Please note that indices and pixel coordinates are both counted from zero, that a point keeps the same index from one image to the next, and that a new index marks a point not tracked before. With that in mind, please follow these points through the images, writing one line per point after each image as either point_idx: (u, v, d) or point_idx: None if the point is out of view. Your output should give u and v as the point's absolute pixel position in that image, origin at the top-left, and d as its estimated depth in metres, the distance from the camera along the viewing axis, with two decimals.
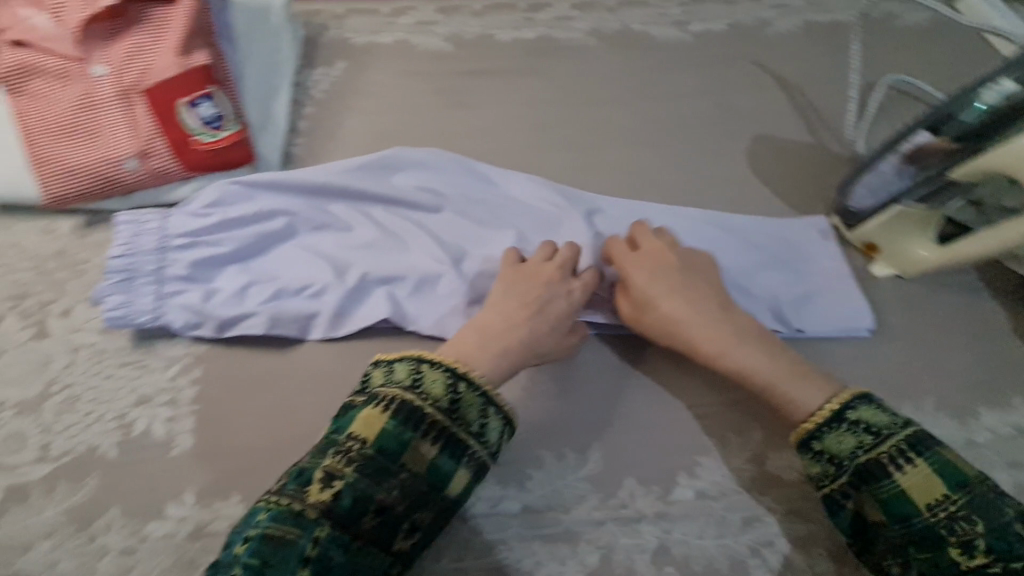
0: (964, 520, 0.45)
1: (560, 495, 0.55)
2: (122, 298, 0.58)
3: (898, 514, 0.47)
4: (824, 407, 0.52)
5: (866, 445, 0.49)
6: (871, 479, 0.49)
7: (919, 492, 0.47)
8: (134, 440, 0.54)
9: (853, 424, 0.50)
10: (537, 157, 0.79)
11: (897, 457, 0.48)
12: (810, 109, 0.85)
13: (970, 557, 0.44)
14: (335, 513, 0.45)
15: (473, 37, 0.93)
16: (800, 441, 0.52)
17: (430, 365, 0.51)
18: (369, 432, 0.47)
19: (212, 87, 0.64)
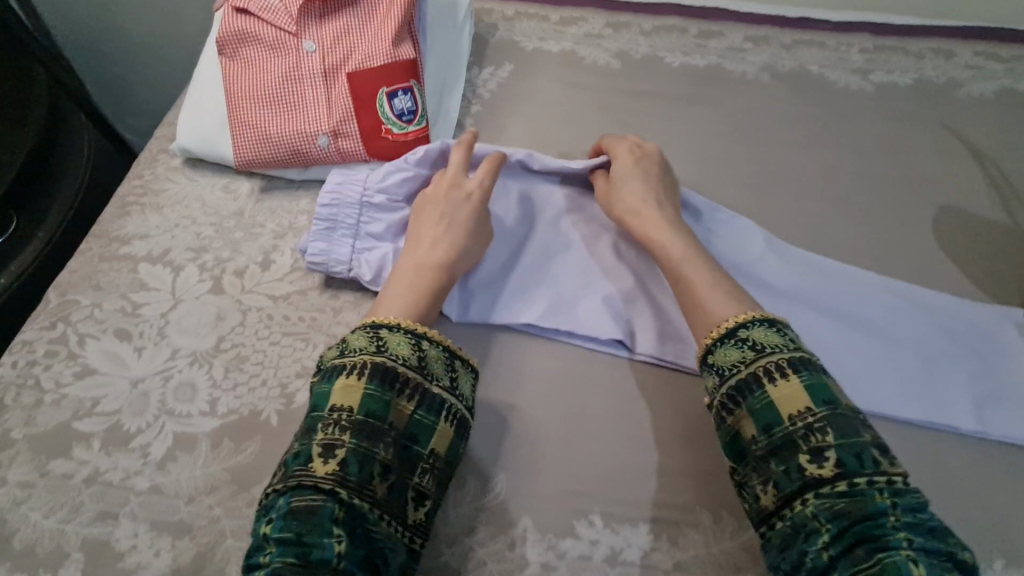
0: (818, 431, 0.43)
1: (716, 560, 0.49)
2: (323, 246, 0.62)
3: (767, 426, 0.45)
4: (725, 323, 0.51)
5: (748, 359, 0.48)
6: (746, 391, 0.47)
7: (783, 402, 0.45)
8: (294, 411, 0.55)
9: (742, 341, 0.49)
10: (702, 190, 0.75)
11: (773, 369, 0.46)
12: (1005, 185, 0.77)
13: (819, 467, 0.42)
14: (348, 481, 0.43)
15: (640, 57, 0.91)
16: (701, 349, 0.51)
17: (388, 329, 0.49)
18: (350, 401, 0.45)
19: (412, 83, 0.66)
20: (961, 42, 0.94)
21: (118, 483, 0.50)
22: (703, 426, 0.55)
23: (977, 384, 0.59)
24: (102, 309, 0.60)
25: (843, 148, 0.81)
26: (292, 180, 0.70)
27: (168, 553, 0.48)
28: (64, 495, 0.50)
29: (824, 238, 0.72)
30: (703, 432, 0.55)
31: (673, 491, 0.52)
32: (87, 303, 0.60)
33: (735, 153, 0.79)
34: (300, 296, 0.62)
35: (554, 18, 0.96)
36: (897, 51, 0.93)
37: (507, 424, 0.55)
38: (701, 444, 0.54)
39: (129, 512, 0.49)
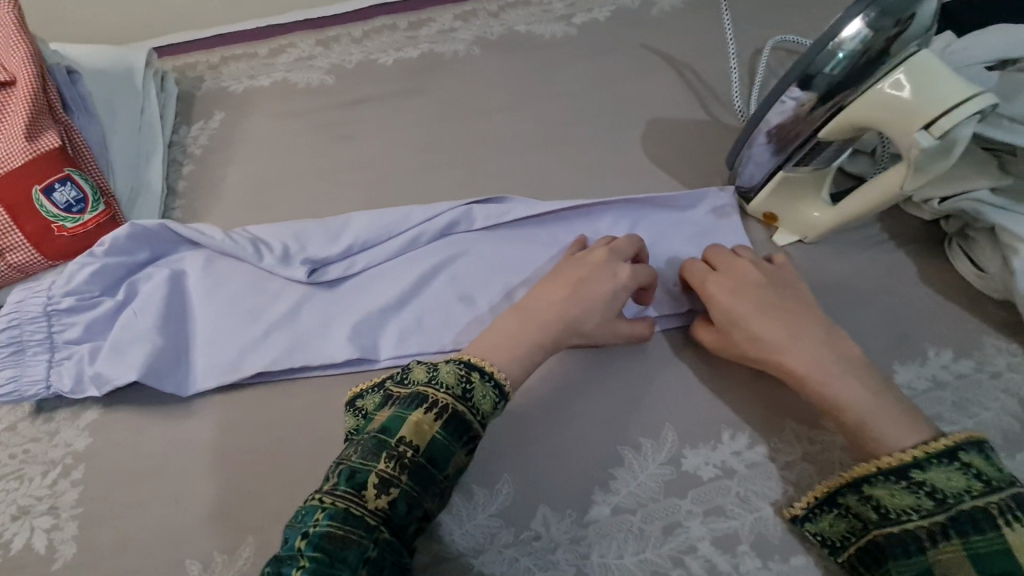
0: None
1: (470, 537, 0.49)
2: (12, 372, 0.57)
3: (1003, 575, 0.40)
4: (936, 439, 0.45)
5: (975, 491, 0.42)
6: (969, 528, 0.41)
7: (1021, 552, 0.40)
8: (14, 558, 0.50)
9: (965, 466, 0.43)
10: (429, 178, 0.76)
11: (1007, 512, 0.41)
12: (701, 86, 0.83)
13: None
14: (392, 521, 0.42)
15: (355, 66, 0.90)
16: (898, 460, 0.45)
17: (479, 374, 0.48)
18: (420, 439, 0.45)
19: (68, 170, 0.62)
20: None
21: None
22: None
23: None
24: None
25: (559, 96, 0.84)
26: None
27: None
28: None
29: (548, 186, 0.75)
30: None
31: None
32: None
33: (457, 133, 0.80)
34: (9, 432, 0.57)
35: (261, 52, 0.92)
36: None
37: (252, 484, 0.53)
38: None
39: None
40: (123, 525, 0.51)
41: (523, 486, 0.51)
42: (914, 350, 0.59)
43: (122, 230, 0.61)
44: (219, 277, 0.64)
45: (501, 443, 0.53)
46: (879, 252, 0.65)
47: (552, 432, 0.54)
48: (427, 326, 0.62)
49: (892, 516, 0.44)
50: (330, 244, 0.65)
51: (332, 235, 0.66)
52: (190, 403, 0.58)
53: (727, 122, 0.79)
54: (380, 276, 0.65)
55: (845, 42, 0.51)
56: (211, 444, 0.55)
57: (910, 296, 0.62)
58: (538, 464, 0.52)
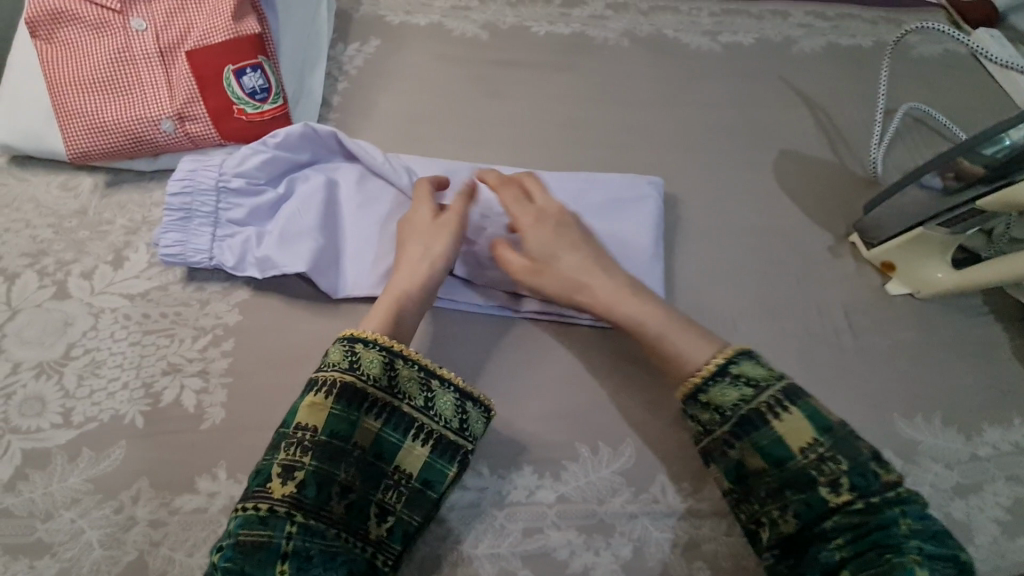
0: (831, 461, 0.45)
1: (594, 487, 0.53)
2: (179, 237, 0.59)
3: (779, 459, 0.46)
4: (711, 361, 0.51)
5: (746, 397, 0.48)
6: (751, 427, 0.48)
7: (791, 437, 0.47)
8: (163, 410, 0.52)
9: (734, 375, 0.49)
10: (571, 153, 0.79)
11: (774, 407, 0.47)
12: (832, 130, 0.87)
13: (838, 495, 0.44)
14: (303, 503, 0.44)
15: (507, 27, 0.92)
16: (693, 381, 0.50)
17: (363, 344, 0.50)
18: (315, 419, 0.47)
19: (261, 59, 0.63)
20: (795, 3, 1.02)
21: None
22: (577, 373, 0.59)
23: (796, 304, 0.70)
24: None
25: (698, 107, 0.87)
26: (142, 171, 0.66)
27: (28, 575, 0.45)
28: None
29: (681, 188, 0.78)
30: (578, 379, 0.58)
31: (552, 433, 0.55)
32: None
33: (600, 118, 0.83)
34: (162, 292, 0.59)
35: None
36: (741, 13, 1.00)
37: None
38: (576, 392, 0.58)
39: None
40: (269, 404, 0.54)
41: (644, 452, 0.55)
42: (1000, 415, 0.64)
43: (296, 127, 0.62)
44: (375, 194, 0.64)
45: (628, 411, 0.57)
46: (982, 321, 0.70)
47: (675, 410, 0.57)
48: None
49: (705, 433, 0.50)
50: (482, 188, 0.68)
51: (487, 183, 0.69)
52: (336, 306, 0.60)
53: (854, 169, 0.83)
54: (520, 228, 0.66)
55: (1014, 131, 0.58)
56: None
57: (1003, 367, 0.67)
58: (661, 437, 0.56)
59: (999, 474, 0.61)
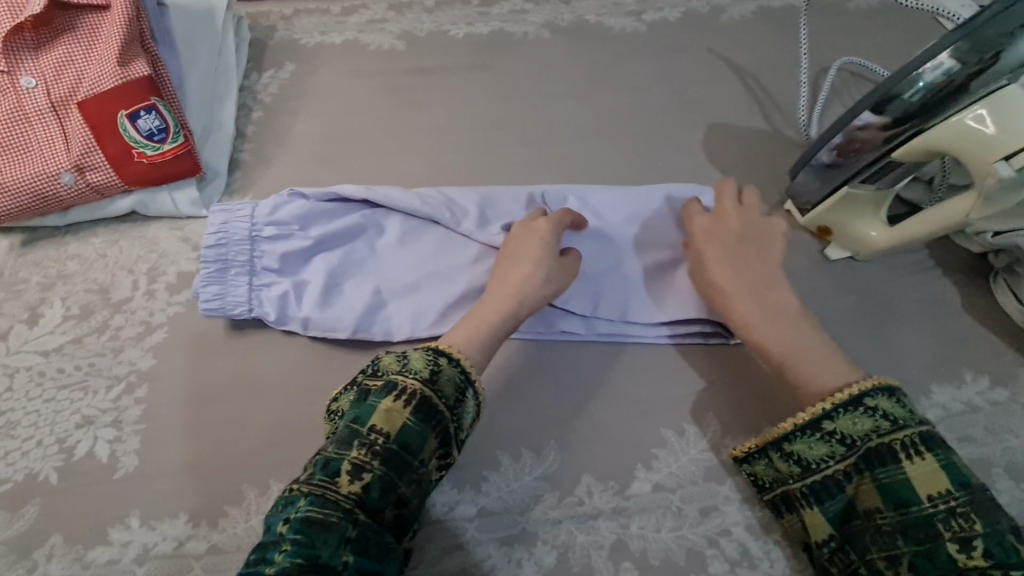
0: (962, 517, 0.43)
1: (516, 496, 0.51)
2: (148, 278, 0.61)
3: (900, 501, 0.44)
4: (843, 390, 0.49)
5: (881, 429, 0.46)
6: (876, 460, 0.46)
7: (921, 480, 0.44)
8: (76, 463, 0.52)
9: (871, 410, 0.47)
10: (494, 154, 0.78)
11: (909, 446, 0.45)
12: (765, 97, 0.84)
13: (969, 556, 0.42)
14: (367, 504, 0.43)
15: (425, 35, 0.91)
16: (813, 415, 0.48)
17: (448, 361, 0.49)
18: (391, 426, 0.45)
19: (154, 99, 0.63)
20: None
21: None
22: (496, 380, 0.57)
23: None
24: None
25: (625, 90, 0.85)
26: (55, 226, 0.66)
27: None
28: None
29: (609, 176, 0.77)
30: (497, 386, 0.57)
31: (472, 444, 0.54)
32: None
33: (522, 114, 0.82)
34: (76, 344, 0.59)
35: (334, 9, 0.93)
36: None
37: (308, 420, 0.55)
38: (496, 399, 0.56)
39: None
40: (183, 447, 0.53)
41: (568, 455, 0.53)
42: (950, 374, 0.61)
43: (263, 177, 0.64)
44: (333, 212, 0.64)
45: (550, 413, 0.56)
46: (926, 277, 0.67)
47: (597, 406, 0.56)
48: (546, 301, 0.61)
49: (812, 466, 0.48)
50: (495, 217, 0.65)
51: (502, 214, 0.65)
52: (251, 339, 0.60)
53: (788, 134, 0.80)
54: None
55: (928, 72, 0.53)
56: (270, 380, 0.57)
57: (951, 323, 0.64)
58: (585, 437, 0.54)
59: (951, 437, 0.58)
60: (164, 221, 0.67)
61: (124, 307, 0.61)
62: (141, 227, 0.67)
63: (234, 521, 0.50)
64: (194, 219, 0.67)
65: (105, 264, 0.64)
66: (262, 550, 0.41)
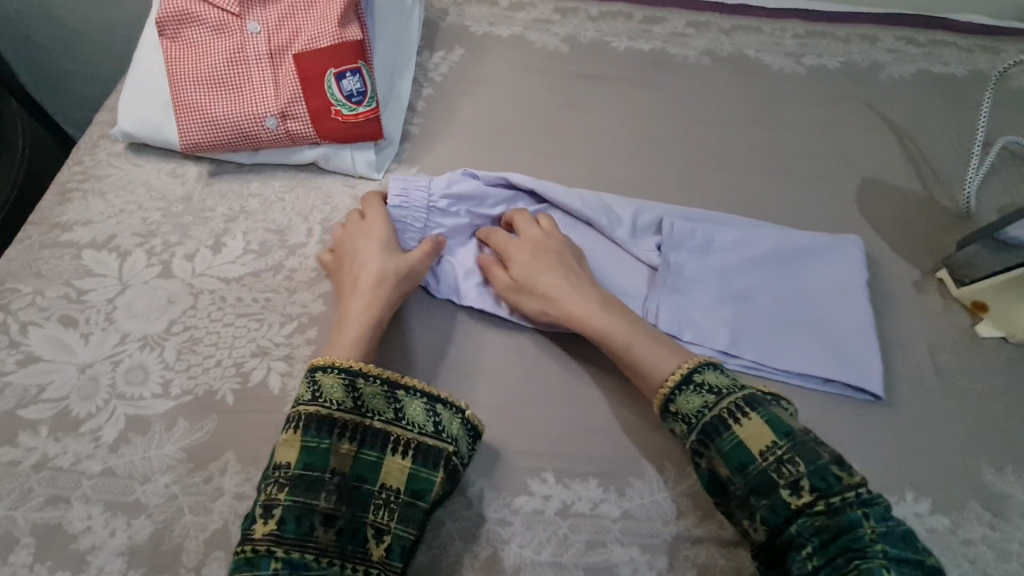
0: (789, 462, 0.46)
1: (660, 506, 0.52)
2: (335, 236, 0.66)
3: (740, 464, 0.47)
4: (677, 372, 0.52)
5: (710, 404, 0.50)
6: (714, 434, 0.49)
7: (750, 439, 0.48)
8: (251, 389, 0.55)
9: (699, 385, 0.51)
10: (647, 169, 0.79)
11: (734, 411, 0.49)
12: (921, 161, 0.84)
13: (799, 497, 0.45)
14: (284, 540, 0.44)
15: (588, 42, 0.93)
16: (659, 401, 0.53)
17: (323, 369, 0.50)
18: (291, 455, 0.47)
19: (361, 63, 0.67)
20: (886, 27, 0.99)
21: (70, 468, 0.50)
22: None
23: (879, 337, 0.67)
24: (46, 296, 0.59)
25: (779, 129, 0.86)
26: (241, 164, 0.70)
27: (124, 532, 0.48)
28: (13, 481, 0.50)
29: (759, 210, 0.77)
30: (649, 398, 0.58)
31: (618, 447, 0.55)
32: (28, 292, 0.59)
33: (677, 136, 0.83)
34: (254, 278, 0.62)
35: (503, 3, 0.96)
36: (827, 36, 0.98)
37: (463, 391, 0.58)
38: (647, 410, 0.57)
39: (81, 494, 0.49)
40: None
41: None
42: None
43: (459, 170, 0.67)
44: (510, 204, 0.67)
45: None
46: None
47: None
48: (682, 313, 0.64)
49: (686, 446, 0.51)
50: (646, 228, 0.69)
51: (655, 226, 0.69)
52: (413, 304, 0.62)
53: (944, 202, 0.80)
54: (682, 274, 0.66)
55: None
56: (428, 346, 0.60)
57: None
58: None
59: None
60: (339, 177, 0.71)
61: (299, 251, 0.65)
62: (319, 179, 0.70)
63: None
64: (366, 180, 0.71)
65: (283, 207, 0.68)
66: None
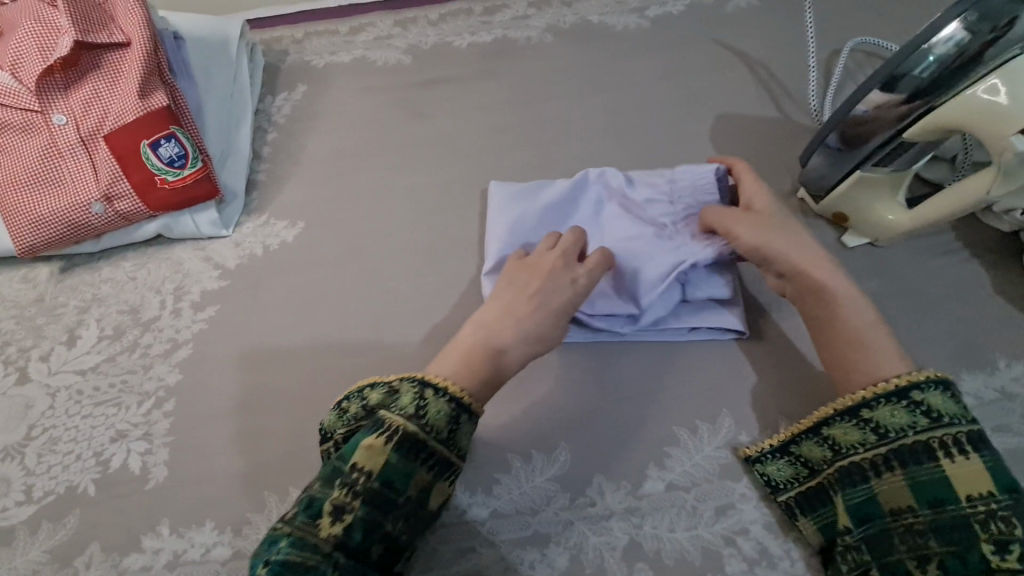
0: (1003, 521, 0.40)
1: (528, 498, 0.52)
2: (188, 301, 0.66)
3: (936, 501, 0.43)
4: (892, 379, 0.47)
5: (920, 426, 0.45)
6: (914, 459, 0.44)
7: (961, 481, 0.42)
8: (112, 475, 0.55)
9: (913, 404, 0.46)
10: (499, 158, 0.79)
11: (951, 445, 0.43)
12: (775, 85, 0.82)
13: (1004, 559, 0.39)
14: (347, 547, 0.43)
15: (430, 47, 0.92)
16: (816, 417, 0.49)
17: (432, 391, 0.48)
18: (372, 464, 0.44)
19: (173, 127, 0.67)
20: None
21: None
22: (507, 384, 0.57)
23: None
24: None
25: (629, 87, 0.85)
26: (90, 253, 0.70)
27: None
28: None
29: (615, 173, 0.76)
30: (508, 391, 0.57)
31: (484, 448, 0.54)
32: None
33: (527, 119, 0.83)
34: (110, 363, 0.62)
35: (342, 30, 0.95)
36: None
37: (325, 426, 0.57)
38: (509, 403, 0.57)
39: None
40: (206, 457, 0.55)
41: (578, 457, 0.53)
42: (982, 360, 0.58)
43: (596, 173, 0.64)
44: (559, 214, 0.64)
45: (560, 414, 0.56)
46: (953, 260, 0.64)
47: (608, 403, 0.56)
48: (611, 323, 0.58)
49: (843, 451, 0.47)
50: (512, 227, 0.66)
51: (516, 226, 0.63)
52: (270, 351, 0.62)
53: (800, 121, 0.79)
54: None
55: (937, 45, 0.51)
56: (287, 388, 0.59)
57: (981, 307, 0.61)
58: (595, 438, 0.54)
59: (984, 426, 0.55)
60: (187, 243, 0.71)
61: (152, 326, 0.65)
62: (167, 250, 0.70)
63: (257, 527, 0.52)
64: (215, 239, 0.71)
65: (135, 285, 0.68)
66: None
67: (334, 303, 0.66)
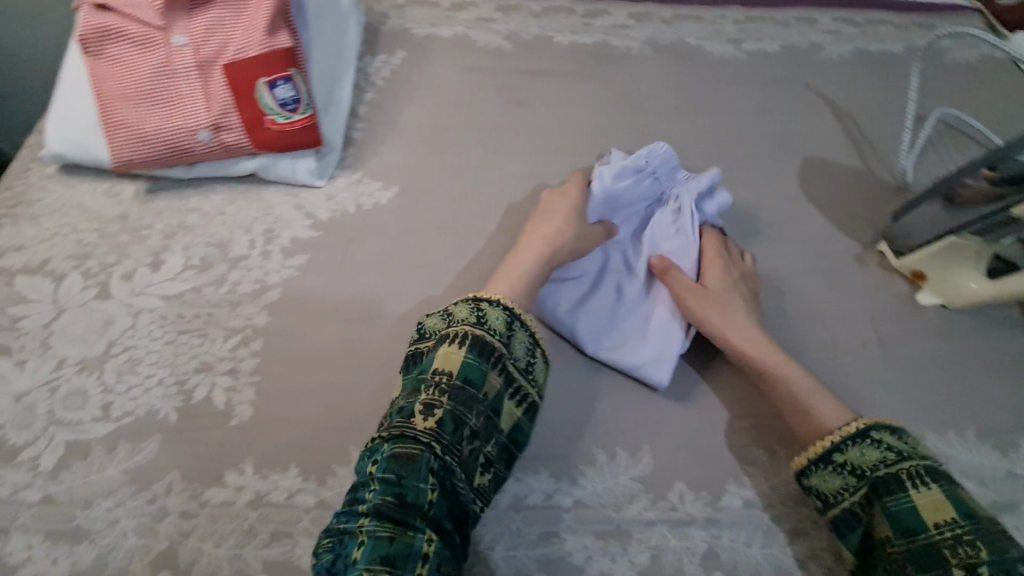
0: (969, 545, 0.42)
1: (612, 493, 0.53)
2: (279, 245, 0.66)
3: (907, 530, 0.45)
4: (849, 424, 0.51)
5: (888, 460, 0.48)
6: (882, 490, 0.47)
7: (926, 510, 0.45)
8: (194, 406, 0.54)
9: (874, 441, 0.49)
10: (592, 159, 0.80)
11: (913, 477, 0.46)
12: (861, 137, 0.86)
13: None
14: (442, 439, 0.44)
15: (531, 38, 0.93)
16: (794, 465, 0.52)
17: (488, 302, 0.52)
18: (451, 365, 0.47)
19: (292, 71, 0.66)
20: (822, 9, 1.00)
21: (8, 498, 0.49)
22: (597, 381, 0.59)
23: (823, 312, 0.68)
24: None
25: (721, 114, 0.87)
26: (179, 179, 0.69)
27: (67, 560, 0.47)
28: None
29: None
30: (597, 387, 0.58)
31: (571, 439, 0.55)
32: None
33: (621, 126, 0.84)
34: (195, 293, 0.61)
35: (444, 3, 0.95)
36: (766, 21, 0.99)
37: None
38: (597, 399, 0.58)
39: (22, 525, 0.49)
40: (292, 403, 0.55)
41: (662, 461, 0.55)
42: None
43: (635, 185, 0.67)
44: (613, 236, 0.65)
45: (646, 417, 0.57)
46: (1018, 334, 0.67)
47: (692, 414, 0.57)
48: (610, 316, 0.61)
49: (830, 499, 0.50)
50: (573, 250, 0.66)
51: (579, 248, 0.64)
52: (358, 309, 0.62)
53: (882, 177, 0.82)
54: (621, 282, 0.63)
55: None
56: (375, 347, 0.59)
57: None
58: (679, 446, 0.56)
59: None
60: (281, 186, 0.70)
61: (240, 263, 0.64)
62: (259, 190, 0.70)
63: (341, 480, 0.52)
64: (309, 188, 0.70)
65: (224, 220, 0.67)
66: (355, 490, 0.43)
67: (425, 272, 0.66)
